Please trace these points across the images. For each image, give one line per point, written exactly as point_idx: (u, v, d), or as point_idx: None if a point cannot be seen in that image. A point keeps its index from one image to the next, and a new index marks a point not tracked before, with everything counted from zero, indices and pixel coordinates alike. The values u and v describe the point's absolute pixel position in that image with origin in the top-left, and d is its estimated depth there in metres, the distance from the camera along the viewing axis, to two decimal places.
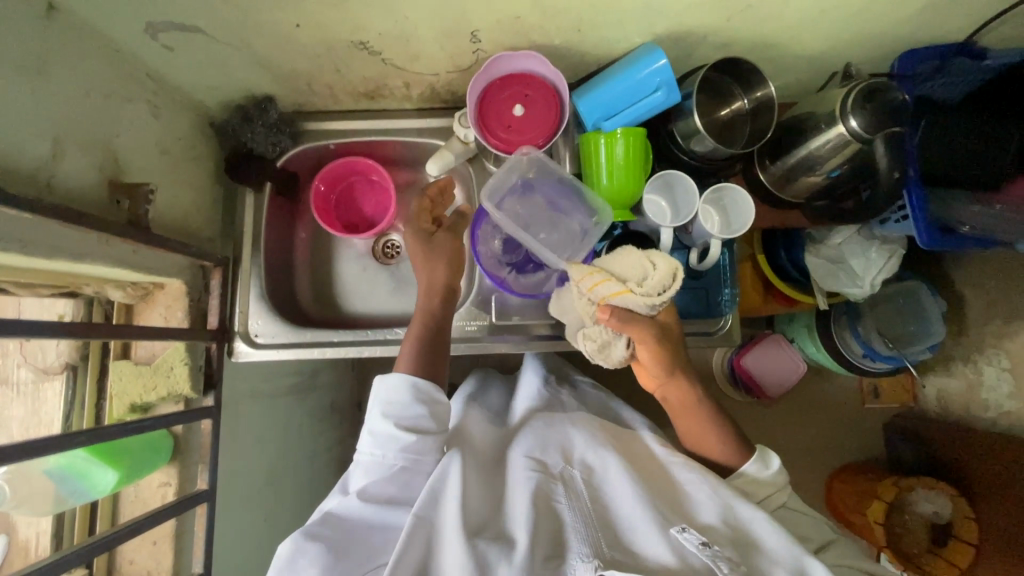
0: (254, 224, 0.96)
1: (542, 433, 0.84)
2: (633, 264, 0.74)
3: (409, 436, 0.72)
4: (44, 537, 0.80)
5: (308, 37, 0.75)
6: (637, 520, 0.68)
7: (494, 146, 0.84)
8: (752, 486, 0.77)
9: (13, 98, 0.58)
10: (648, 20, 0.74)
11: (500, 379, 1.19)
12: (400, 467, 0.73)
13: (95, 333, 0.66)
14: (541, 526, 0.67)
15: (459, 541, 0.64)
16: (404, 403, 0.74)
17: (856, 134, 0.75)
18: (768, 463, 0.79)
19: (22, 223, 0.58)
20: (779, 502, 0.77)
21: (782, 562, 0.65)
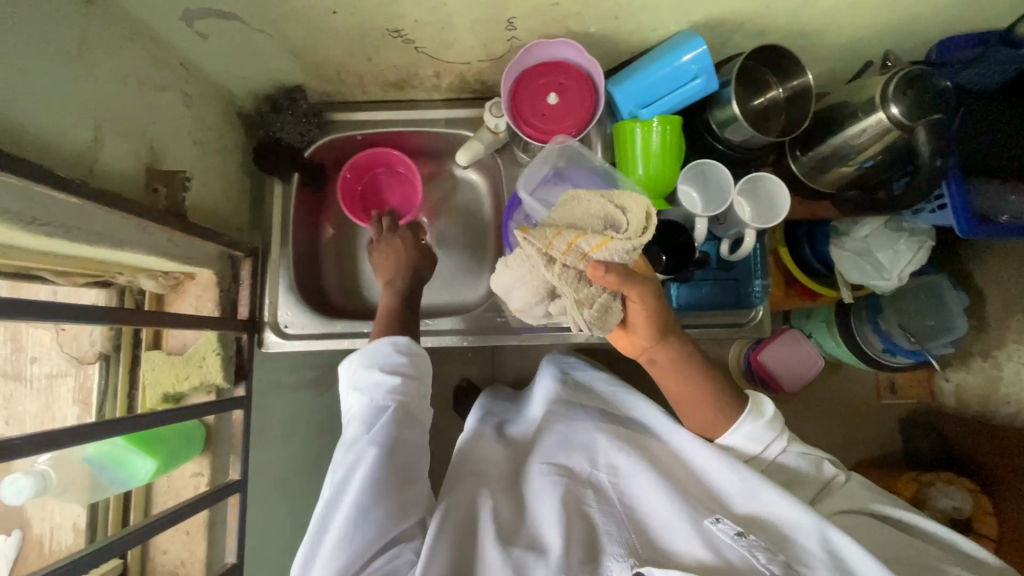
0: (282, 215, 0.95)
1: (562, 434, 0.82)
2: (601, 209, 0.62)
3: (393, 379, 0.72)
4: (60, 532, 0.80)
5: (343, 25, 0.75)
6: (667, 519, 0.66)
7: (529, 135, 0.83)
8: (753, 439, 0.73)
9: (57, 84, 0.57)
10: (686, 7, 0.73)
11: (513, 395, 1.16)
12: (395, 409, 0.71)
13: (134, 321, 0.66)
14: (573, 524, 0.65)
15: (495, 545, 0.64)
16: (385, 352, 0.75)
17: (898, 121, 0.74)
18: (763, 410, 0.74)
19: (67, 209, 0.58)
20: (782, 447, 0.73)
21: (812, 539, 0.62)
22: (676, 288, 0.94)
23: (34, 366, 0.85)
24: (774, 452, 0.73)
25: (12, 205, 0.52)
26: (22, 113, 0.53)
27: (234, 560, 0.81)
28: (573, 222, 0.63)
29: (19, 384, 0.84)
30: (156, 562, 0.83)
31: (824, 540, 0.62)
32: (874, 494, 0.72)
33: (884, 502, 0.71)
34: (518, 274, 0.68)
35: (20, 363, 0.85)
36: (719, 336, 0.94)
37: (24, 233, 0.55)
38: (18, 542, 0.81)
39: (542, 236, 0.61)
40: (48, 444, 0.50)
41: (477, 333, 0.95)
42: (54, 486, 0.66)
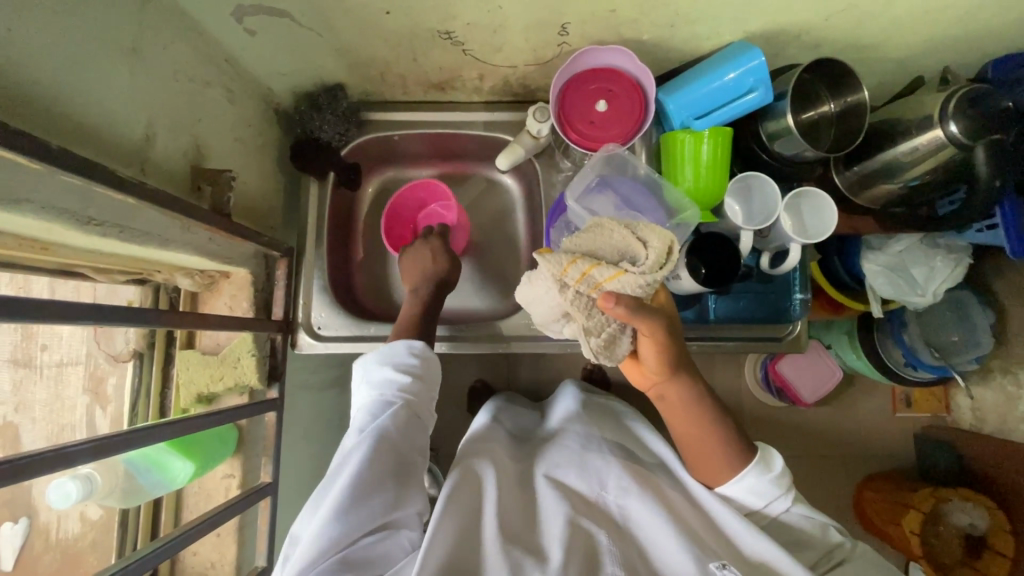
0: (317, 214, 0.94)
1: (573, 450, 0.79)
2: (621, 242, 0.62)
3: (404, 378, 0.70)
4: (65, 523, 0.84)
5: (394, 24, 0.74)
6: (672, 550, 0.62)
7: (574, 140, 0.82)
8: (755, 493, 0.69)
9: (115, 79, 0.56)
10: (746, 17, 0.72)
11: (523, 404, 1.12)
12: (399, 406, 0.68)
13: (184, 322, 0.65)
14: (575, 542, 0.62)
15: (496, 544, 0.61)
16: (402, 354, 0.73)
17: (955, 139, 0.74)
18: (771, 464, 0.71)
19: (120, 208, 0.57)
20: (784, 507, 0.70)
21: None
22: (714, 300, 0.92)
23: (42, 355, 0.86)
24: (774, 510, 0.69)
25: (68, 203, 0.50)
26: (82, 110, 0.52)
27: (264, 564, 0.79)
28: (589, 250, 0.64)
29: (28, 371, 0.85)
30: (186, 564, 0.82)
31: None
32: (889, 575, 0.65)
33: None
34: (539, 292, 0.67)
35: (30, 352, 0.85)
36: (757, 350, 0.92)
37: (79, 232, 0.54)
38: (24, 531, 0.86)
39: (561, 266, 0.62)
40: (103, 450, 0.49)
41: (512, 339, 0.93)
42: (102, 489, 0.66)
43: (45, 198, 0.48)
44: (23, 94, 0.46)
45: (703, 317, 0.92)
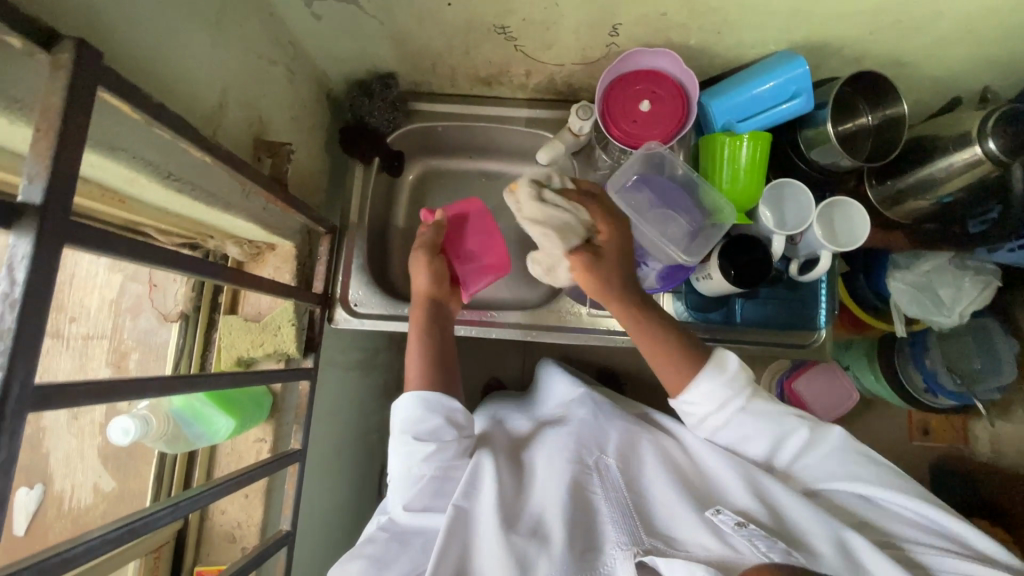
0: (360, 196, 0.98)
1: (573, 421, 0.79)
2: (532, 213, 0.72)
3: (429, 446, 0.68)
4: (86, 488, 0.84)
5: (453, 17, 0.78)
6: (672, 507, 0.64)
7: (617, 138, 0.85)
8: (712, 399, 0.71)
9: (198, 48, 0.60)
10: (790, 27, 0.75)
11: (516, 394, 1.11)
12: (429, 479, 0.68)
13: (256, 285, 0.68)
14: (578, 516, 0.64)
15: (495, 534, 0.61)
16: (422, 415, 0.70)
17: (993, 156, 0.75)
18: (725, 365, 0.71)
19: (194, 168, 0.61)
20: (740, 408, 0.71)
21: (821, 538, 0.59)
22: (741, 304, 0.93)
23: (71, 326, 0.85)
24: (732, 414, 0.71)
25: (152, 156, 0.54)
26: (170, 73, 0.56)
27: (289, 527, 0.82)
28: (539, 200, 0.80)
29: (55, 342, 0.85)
30: (214, 521, 0.84)
31: (838, 541, 0.59)
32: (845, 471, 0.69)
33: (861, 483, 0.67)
34: None
35: (59, 322, 0.85)
36: (781, 355, 0.94)
37: (159, 186, 0.58)
38: (38, 498, 0.82)
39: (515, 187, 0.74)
40: (168, 389, 0.52)
41: (540, 328, 0.95)
42: (156, 430, 0.71)
43: (136, 149, 0.52)
44: (125, 51, 0.50)
45: (729, 318, 0.93)
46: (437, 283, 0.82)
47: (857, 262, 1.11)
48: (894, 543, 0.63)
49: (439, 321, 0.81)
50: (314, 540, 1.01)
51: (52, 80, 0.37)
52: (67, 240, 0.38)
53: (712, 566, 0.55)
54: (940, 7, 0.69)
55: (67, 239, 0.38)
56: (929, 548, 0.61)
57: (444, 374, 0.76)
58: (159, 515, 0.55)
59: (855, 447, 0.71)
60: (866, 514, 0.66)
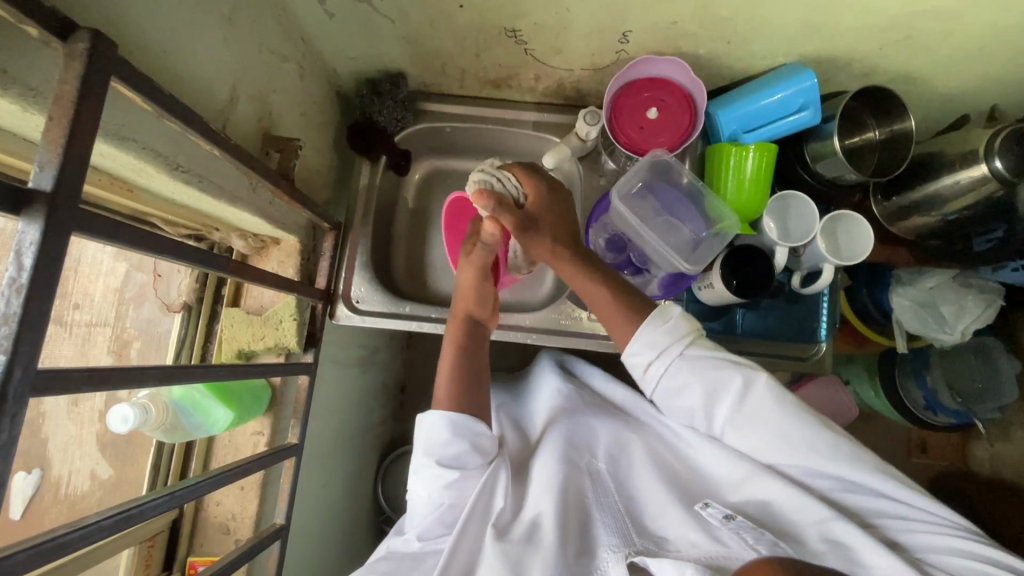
0: (366, 193, 0.99)
1: (562, 422, 0.78)
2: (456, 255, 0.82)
3: (454, 475, 0.66)
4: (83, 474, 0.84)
5: (465, 18, 0.78)
6: (662, 508, 0.64)
7: (623, 144, 0.86)
8: (651, 346, 0.67)
9: (212, 42, 0.61)
10: (800, 40, 0.75)
11: (512, 379, 1.11)
12: (448, 506, 0.67)
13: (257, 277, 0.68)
14: (571, 518, 0.65)
15: (491, 542, 0.62)
16: (445, 441, 0.67)
17: (999, 175, 0.75)
18: (666, 316, 0.68)
19: (201, 159, 0.61)
20: (677, 358, 0.66)
21: (810, 531, 0.59)
22: (741, 314, 0.93)
23: (74, 313, 0.84)
24: (671, 362, 0.67)
25: (162, 147, 0.55)
26: (183, 65, 0.57)
27: (283, 521, 0.82)
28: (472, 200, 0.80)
29: (58, 327, 0.82)
30: (209, 513, 0.84)
31: (825, 531, 0.58)
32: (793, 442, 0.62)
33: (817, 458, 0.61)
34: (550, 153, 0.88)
35: (62, 309, 0.82)
36: (781, 367, 0.94)
37: (168, 177, 0.58)
38: (35, 482, 0.81)
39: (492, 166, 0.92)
40: (169, 378, 0.52)
41: (539, 331, 0.94)
42: (154, 419, 0.71)
43: (146, 140, 0.52)
44: (141, 43, 0.51)
45: (729, 328, 0.93)
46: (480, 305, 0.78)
47: (860, 276, 1.11)
48: (868, 521, 0.61)
49: (474, 338, 0.77)
50: (307, 535, 1.01)
51: (67, 69, 0.37)
52: (75, 228, 0.39)
53: (701, 564, 0.55)
54: (950, 24, 0.69)
55: (74, 227, 0.38)
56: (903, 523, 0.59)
57: (473, 396, 0.72)
58: (150, 506, 0.55)
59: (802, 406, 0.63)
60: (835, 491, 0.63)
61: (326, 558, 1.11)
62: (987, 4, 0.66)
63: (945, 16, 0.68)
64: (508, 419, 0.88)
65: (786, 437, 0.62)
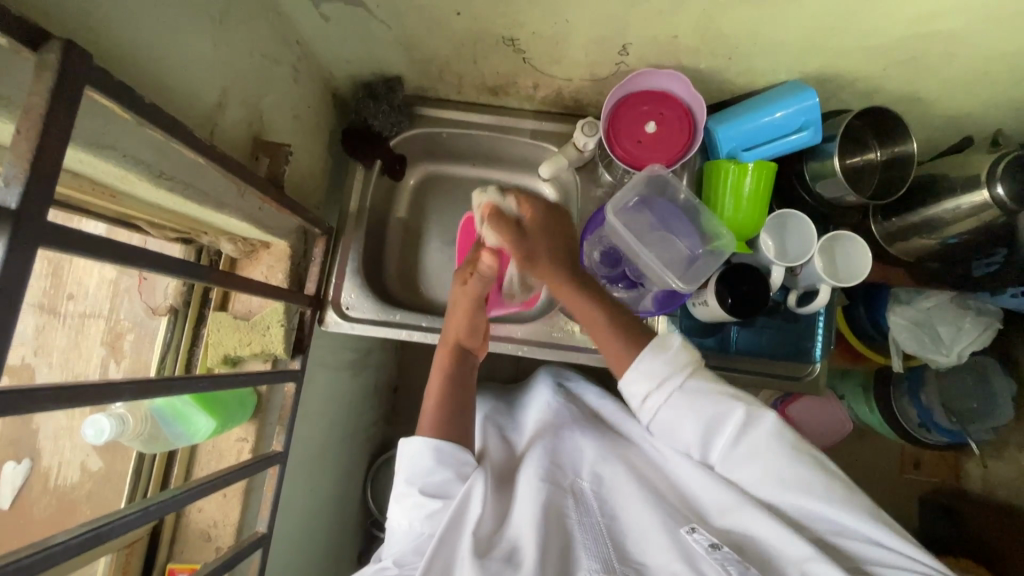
0: (359, 198, 0.97)
1: (545, 439, 0.78)
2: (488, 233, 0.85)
3: (436, 504, 0.66)
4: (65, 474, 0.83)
5: (463, 25, 0.76)
6: (645, 530, 0.62)
7: (620, 158, 0.84)
8: (651, 376, 0.68)
9: (200, 47, 0.60)
10: (802, 59, 0.74)
11: (504, 393, 1.10)
12: (427, 537, 0.66)
13: (243, 285, 0.66)
14: (551, 537, 0.62)
15: (468, 559, 0.59)
16: (428, 467, 0.69)
17: (1000, 201, 0.74)
18: (667, 344, 0.70)
19: (187, 167, 0.60)
20: (679, 385, 0.67)
21: (792, 566, 0.56)
22: (735, 330, 0.92)
23: (69, 304, 0.84)
24: (669, 391, 0.67)
25: (144, 155, 0.54)
26: (169, 71, 0.55)
27: (265, 530, 0.81)
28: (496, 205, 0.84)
29: (52, 318, 0.83)
30: (190, 519, 0.83)
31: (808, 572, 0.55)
32: (787, 480, 0.61)
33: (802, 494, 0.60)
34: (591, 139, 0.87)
35: (56, 299, 0.83)
36: (775, 387, 0.92)
37: (150, 184, 0.57)
38: (25, 472, 0.81)
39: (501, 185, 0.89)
40: (144, 391, 0.51)
41: (531, 344, 0.93)
42: (131, 430, 0.71)
43: (127, 147, 0.51)
44: (125, 48, 0.49)
45: (724, 345, 0.92)
46: (471, 333, 0.82)
47: (857, 294, 1.10)
48: (861, 566, 0.58)
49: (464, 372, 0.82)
50: (293, 542, 1.00)
51: (37, 81, 0.36)
52: (43, 244, 0.37)
53: None
54: (956, 47, 0.68)
55: (42, 243, 0.37)
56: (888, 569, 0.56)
57: (455, 416, 0.75)
58: (120, 523, 0.53)
59: (798, 444, 0.63)
60: (830, 538, 0.60)
61: (312, 563, 1.09)
62: (994, 28, 0.64)
63: (951, 39, 0.66)
64: (495, 432, 0.86)
65: (783, 477, 0.61)
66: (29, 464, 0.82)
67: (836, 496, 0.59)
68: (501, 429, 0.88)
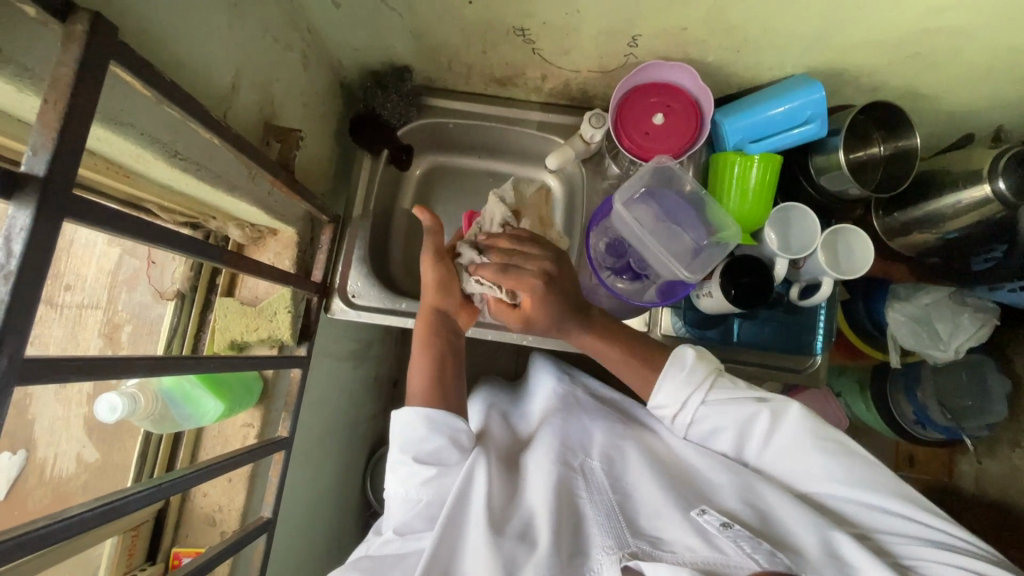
0: (366, 186, 0.98)
1: (554, 421, 0.79)
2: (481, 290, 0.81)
3: (430, 471, 0.66)
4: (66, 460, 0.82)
5: (475, 15, 0.77)
6: (658, 509, 0.62)
7: (628, 149, 0.85)
8: (674, 396, 0.70)
9: (216, 30, 0.60)
10: (810, 53, 0.75)
11: (505, 385, 1.10)
12: (425, 503, 0.66)
13: (254, 267, 0.66)
14: (563, 516, 0.63)
15: (481, 538, 0.59)
16: (422, 436, 0.67)
17: (1002, 196, 0.76)
18: (684, 359, 0.71)
19: (200, 147, 0.60)
20: (701, 400, 0.69)
21: (807, 537, 0.57)
22: (738, 323, 0.93)
23: (66, 294, 0.80)
24: (694, 408, 0.70)
25: (160, 134, 0.54)
26: (186, 52, 0.56)
27: (270, 514, 0.81)
28: (501, 263, 0.76)
29: (49, 309, 0.77)
30: (195, 504, 0.84)
31: (823, 538, 0.57)
32: (811, 464, 0.64)
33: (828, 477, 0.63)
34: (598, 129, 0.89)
35: (55, 288, 0.78)
36: (776, 379, 0.93)
37: (165, 164, 0.57)
38: (20, 464, 0.77)
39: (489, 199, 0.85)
40: (158, 369, 0.51)
41: (536, 333, 0.94)
42: (143, 409, 0.70)
43: (144, 125, 0.51)
44: (144, 26, 0.50)
45: (726, 338, 0.93)
46: (443, 294, 0.81)
47: (857, 290, 1.11)
48: (869, 534, 0.61)
49: (444, 332, 0.81)
50: (294, 531, 1.00)
51: (64, 52, 0.36)
52: (67, 215, 0.38)
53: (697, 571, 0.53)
54: (961, 42, 0.69)
55: (67, 214, 0.38)
56: (902, 538, 0.59)
57: (444, 381, 0.75)
58: (134, 498, 0.55)
59: (826, 426, 0.66)
60: (841, 509, 0.63)
61: (312, 552, 1.10)
62: (999, 24, 0.66)
63: (956, 34, 0.68)
64: (501, 418, 0.87)
65: (807, 455, 0.65)
66: (26, 454, 0.78)
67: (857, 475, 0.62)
68: (505, 416, 0.89)
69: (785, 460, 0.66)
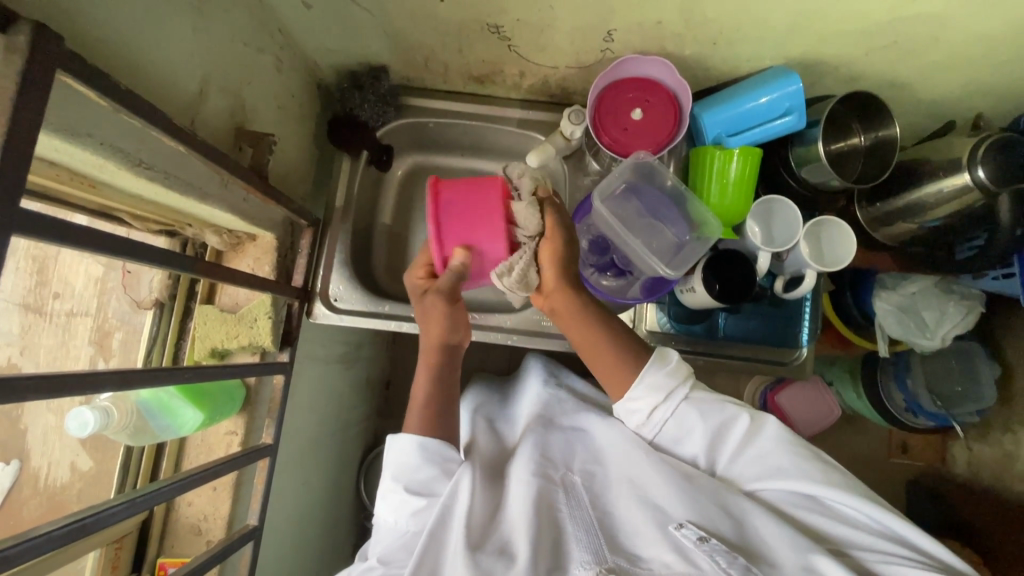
0: (346, 188, 0.96)
1: (536, 432, 0.78)
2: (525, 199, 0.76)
3: (420, 501, 0.66)
4: (59, 468, 0.82)
5: (447, 14, 0.76)
6: (636, 524, 0.62)
7: (606, 145, 0.84)
8: (656, 389, 0.70)
9: (180, 37, 0.59)
10: (788, 43, 0.74)
11: (494, 387, 1.10)
12: (412, 534, 0.66)
13: (226, 276, 0.65)
14: (542, 528, 0.62)
15: (462, 552, 0.59)
16: (415, 466, 0.69)
17: (982, 185, 0.75)
18: (666, 358, 0.72)
19: (167, 155, 0.59)
20: (685, 395, 0.70)
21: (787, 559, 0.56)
22: (723, 317, 0.92)
23: (55, 303, 0.85)
24: (676, 403, 0.70)
25: (122, 143, 0.53)
26: (147, 60, 0.55)
27: (256, 522, 0.80)
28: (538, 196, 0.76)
29: (38, 317, 0.84)
30: (180, 514, 0.83)
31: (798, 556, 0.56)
32: (787, 470, 0.65)
33: (800, 481, 0.63)
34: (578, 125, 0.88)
35: (41, 298, 0.85)
36: (762, 372, 0.93)
37: (129, 173, 0.56)
38: (14, 474, 0.80)
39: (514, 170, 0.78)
40: (125, 382, 0.50)
41: (521, 333, 0.93)
42: (117, 423, 0.70)
43: (102, 135, 0.51)
44: (99, 35, 0.49)
45: (712, 332, 0.92)
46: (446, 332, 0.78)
47: (844, 280, 1.11)
48: (839, 551, 0.60)
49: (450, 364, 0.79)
50: (284, 537, 0.99)
51: (6, 65, 0.35)
52: (15, 230, 0.37)
53: None
54: (938, 29, 0.68)
55: (16, 231, 0.37)
56: (876, 555, 0.58)
57: (444, 418, 0.74)
58: (111, 512, 0.53)
59: (793, 439, 0.68)
60: (818, 524, 0.62)
61: (305, 557, 1.09)
62: (975, 11, 0.65)
63: (934, 23, 0.67)
64: (487, 427, 0.87)
65: (782, 470, 0.65)
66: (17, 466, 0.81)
67: (833, 481, 0.63)
68: (492, 423, 0.89)
69: (758, 469, 0.67)
